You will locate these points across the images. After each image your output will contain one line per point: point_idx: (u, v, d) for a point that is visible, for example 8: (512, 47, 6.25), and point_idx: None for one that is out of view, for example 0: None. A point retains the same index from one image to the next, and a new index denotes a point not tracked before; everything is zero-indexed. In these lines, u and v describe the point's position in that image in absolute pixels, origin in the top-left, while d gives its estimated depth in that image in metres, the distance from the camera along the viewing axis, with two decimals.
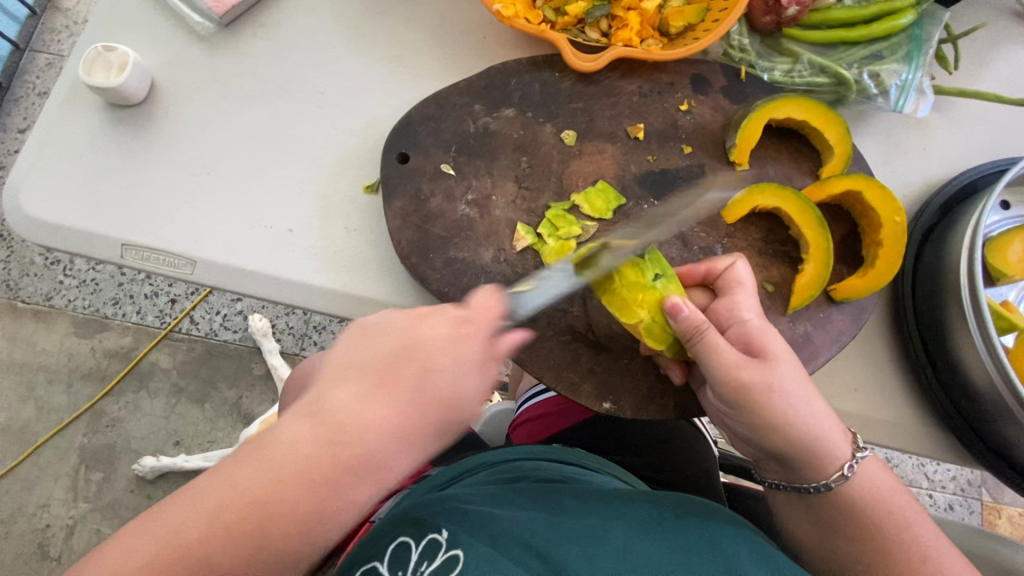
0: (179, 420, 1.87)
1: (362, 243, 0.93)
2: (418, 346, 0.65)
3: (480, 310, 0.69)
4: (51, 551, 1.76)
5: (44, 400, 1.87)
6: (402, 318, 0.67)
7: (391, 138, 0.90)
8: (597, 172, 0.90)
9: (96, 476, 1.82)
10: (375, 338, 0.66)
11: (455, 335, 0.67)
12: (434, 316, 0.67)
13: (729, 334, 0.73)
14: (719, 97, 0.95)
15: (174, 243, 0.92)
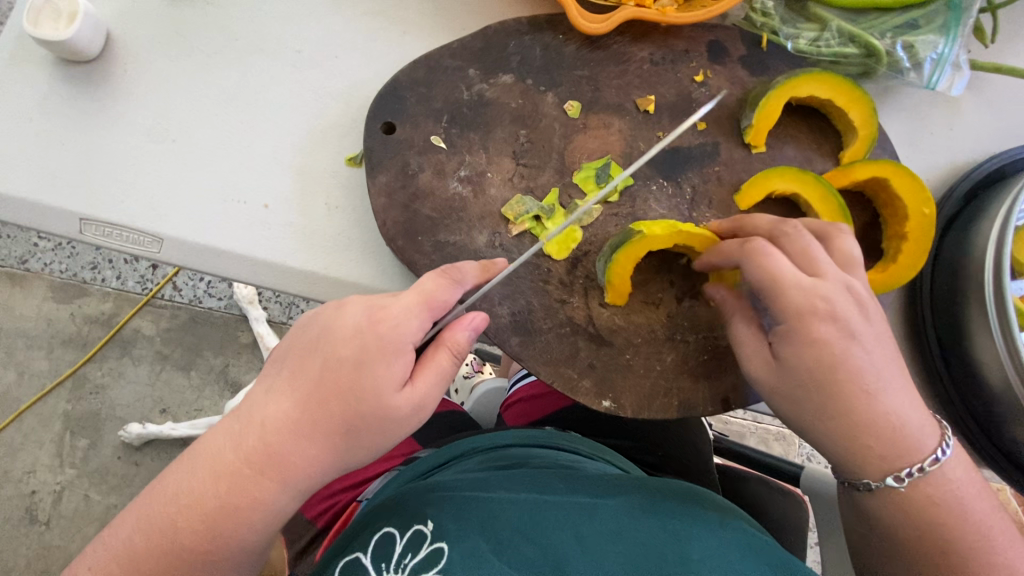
0: (165, 387, 1.82)
1: (345, 222, 0.86)
2: (328, 338, 0.60)
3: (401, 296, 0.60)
4: (40, 515, 1.74)
5: (24, 366, 1.81)
6: (325, 307, 0.62)
7: (375, 106, 0.81)
8: (602, 149, 0.83)
9: (82, 442, 1.79)
10: (297, 331, 0.63)
11: (363, 322, 0.59)
12: (352, 302, 0.61)
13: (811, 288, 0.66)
14: (738, 68, 0.87)
15: (137, 218, 0.84)
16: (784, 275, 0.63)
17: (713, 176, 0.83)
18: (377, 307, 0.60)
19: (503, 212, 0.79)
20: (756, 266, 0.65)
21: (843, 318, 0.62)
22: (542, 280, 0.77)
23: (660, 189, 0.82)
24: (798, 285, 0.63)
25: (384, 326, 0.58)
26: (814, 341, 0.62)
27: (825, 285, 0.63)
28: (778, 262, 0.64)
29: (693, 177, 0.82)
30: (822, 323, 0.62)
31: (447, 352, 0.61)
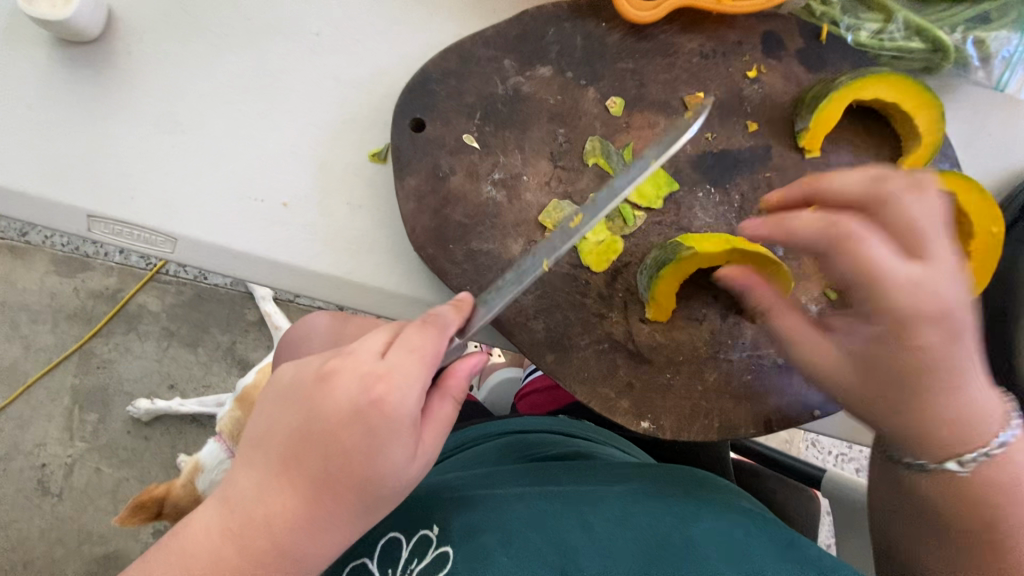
0: (172, 363, 1.79)
1: (368, 224, 0.82)
2: (320, 417, 0.55)
3: (397, 366, 0.54)
4: (52, 487, 1.76)
5: (31, 340, 1.79)
6: (307, 381, 0.56)
7: (402, 100, 0.75)
8: (647, 151, 0.77)
9: (91, 417, 1.78)
10: (280, 403, 0.57)
11: (362, 401, 0.53)
12: (341, 371, 0.55)
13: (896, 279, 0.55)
14: (795, 63, 0.80)
15: (149, 215, 0.80)
16: (888, 266, 0.55)
17: (764, 183, 0.77)
18: (374, 383, 0.54)
19: (540, 220, 0.74)
20: (850, 252, 0.57)
21: (952, 314, 0.54)
22: (580, 293, 0.73)
23: (707, 197, 0.76)
24: (900, 267, 0.55)
25: (385, 405, 0.53)
26: (919, 347, 0.55)
27: (931, 272, 0.54)
28: (868, 248, 0.56)
29: (742, 184, 0.77)
30: (927, 323, 0.54)
31: (451, 399, 0.59)
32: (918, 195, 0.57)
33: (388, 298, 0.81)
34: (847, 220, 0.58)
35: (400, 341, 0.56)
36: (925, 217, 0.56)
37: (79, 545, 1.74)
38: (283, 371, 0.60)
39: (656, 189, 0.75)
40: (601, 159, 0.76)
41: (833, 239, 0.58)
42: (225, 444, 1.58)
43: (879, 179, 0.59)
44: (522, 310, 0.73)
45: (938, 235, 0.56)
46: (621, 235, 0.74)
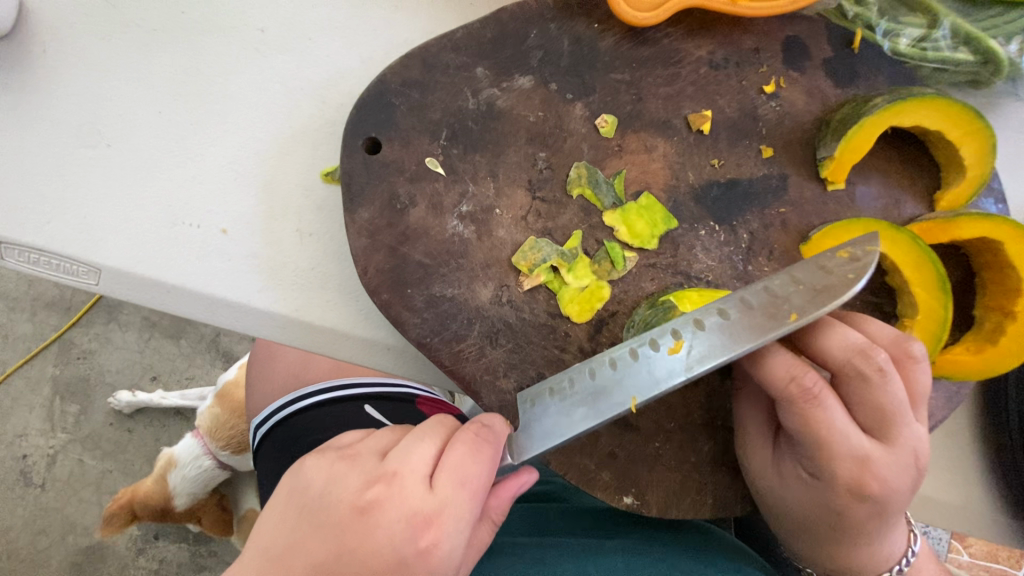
0: (155, 355, 1.50)
1: (318, 254, 0.71)
2: (357, 559, 0.43)
3: (450, 504, 0.45)
4: (35, 479, 1.45)
5: (6, 329, 1.48)
6: (341, 509, 0.44)
7: (354, 116, 0.64)
8: (642, 179, 0.66)
9: (73, 409, 1.47)
10: (306, 522, 0.45)
11: (407, 548, 0.43)
12: (386, 501, 0.44)
13: (848, 449, 0.53)
14: (819, 76, 0.68)
15: (69, 243, 0.69)
16: (837, 441, 0.52)
17: (776, 221, 0.66)
18: (421, 526, 0.44)
19: (514, 261, 0.63)
20: (800, 415, 0.52)
21: (886, 496, 0.54)
22: (558, 348, 0.63)
23: (709, 236, 0.65)
24: (852, 444, 0.52)
25: (432, 555, 0.43)
26: (843, 513, 0.55)
27: (886, 454, 0.53)
28: (827, 419, 0.52)
29: (751, 221, 0.66)
30: (862, 502, 0.54)
31: (487, 524, 0.50)
32: (898, 377, 0.52)
33: (342, 342, 0.70)
34: (814, 377, 0.52)
35: (451, 465, 0.46)
36: (897, 400, 0.52)
37: (65, 538, 1.44)
38: (312, 473, 0.47)
39: (650, 225, 0.64)
40: (588, 189, 0.65)
41: (792, 396, 0.52)
42: (202, 442, 1.29)
43: (868, 346, 0.52)
44: (491, 367, 0.63)
45: (904, 421, 0.53)
46: (608, 279, 0.64)
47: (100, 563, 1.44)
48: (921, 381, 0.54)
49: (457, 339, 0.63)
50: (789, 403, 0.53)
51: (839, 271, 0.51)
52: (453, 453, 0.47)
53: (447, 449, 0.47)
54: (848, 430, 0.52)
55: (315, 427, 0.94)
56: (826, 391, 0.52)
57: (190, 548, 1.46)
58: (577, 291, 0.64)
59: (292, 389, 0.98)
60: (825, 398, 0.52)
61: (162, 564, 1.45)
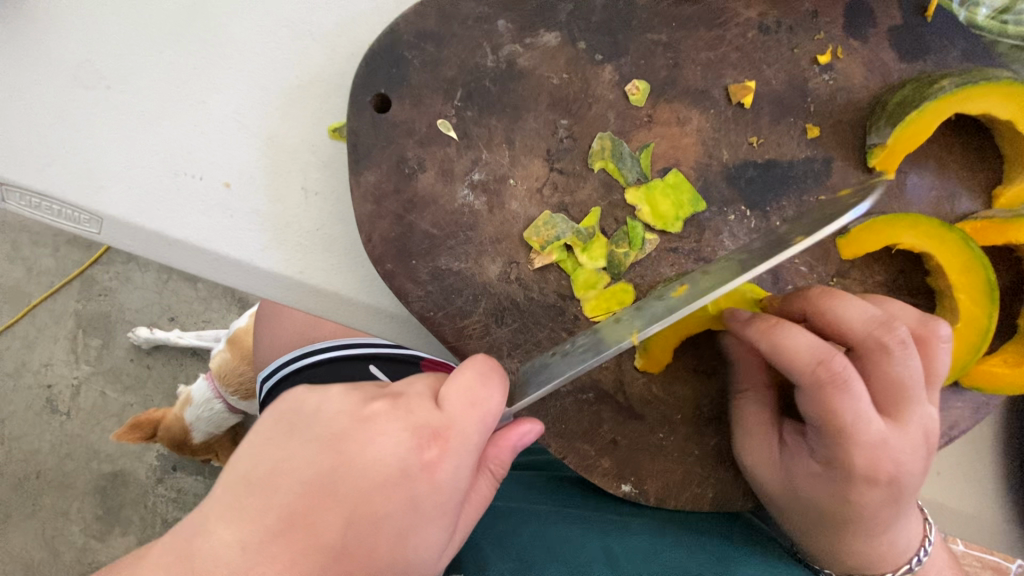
0: (172, 295, 1.51)
1: (323, 213, 0.68)
2: (352, 476, 0.36)
3: (466, 414, 0.39)
4: (60, 406, 1.50)
5: (31, 262, 1.50)
6: (340, 418, 0.38)
7: (363, 69, 0.59)
8: (672, 154, 0.60)
9: (94, 342, 1.50)
10: (295, 438, 0.38)
11: (409, 460, 0.38)
12: (385, 414, 0.38)
13: (868, 433, 0.50)
14: (882, 48, 0.61)
15: (70, 188, 0.67)
16: (861, 424, 0.50)
17: (814, 209, 0.61)
18: (428, 437, 0.38)
19: (525, 237, 0.59)
20: (823, 403, 0.50)
21: (899, 481, 0.52)
22: (566, 331, 0.60)
23: (739, 221, 0.60)
24: (874, 425, 0.50)
25: (437, 472, 0.38)
26: (861, 502, 0.53)
27: (900, 436, 0.52)
28: (851, 407, 0.50)
29: (787, 208, 0.61)
30: (877, 489, 0.52)
31: (487, 477, 0.43)
32: (914, 354, 0.51)
33: (345, 307, 0.68)
34: (842, 360, 0.50)
35: (462, 386, 0.40)
36: (915, 376, 0.51)
37: (88, 464, 1.49)
38: (302, 395, 0.40)
39: (675, 206, 0.60)
40: (610, 163, 0.60)
41: (819, 382, 0.50)
42: (214, 385, 1.30)
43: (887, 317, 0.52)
44: (495, 346, 0.60)
45: (919, 399, 0.52)
46: (630, 280, 0.60)
47: (122, 490, 1.49)
48: (942, 360, 0.54)
49: (461, 315, 0.60)
50: (815, 388, 0.50)
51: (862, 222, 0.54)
52: (464, 371, 0.41)
53: (456, 369, 0.41)
54: (868, 414, 0.50)
55: (320, 386, 0.93)
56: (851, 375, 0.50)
57: (205, 481, 1.50)
58: (595, 284, 0.60)
59: (299, 345, 0.97)
60: (847, 382, 0.49)
61: (180, 495, 1.50)
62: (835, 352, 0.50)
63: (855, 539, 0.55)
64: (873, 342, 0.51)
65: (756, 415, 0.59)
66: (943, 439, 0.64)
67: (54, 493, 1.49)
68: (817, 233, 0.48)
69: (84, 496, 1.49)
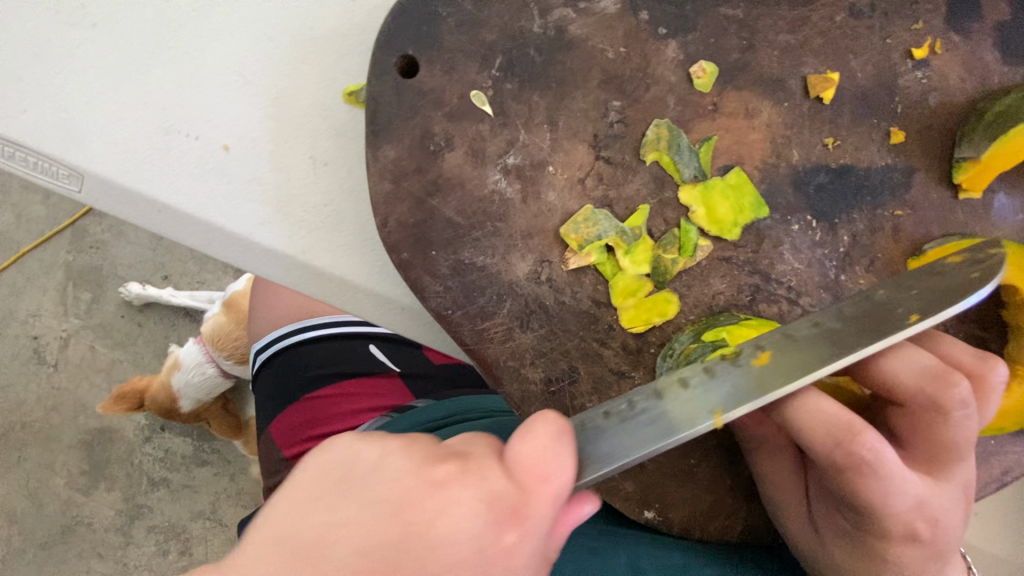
0: (166, 254, 1.43)
1: (332, 188, 0.60)
2: (418, 553, 0.32)
3: (538, 499, 0.33)
4: (48, 357, 1.44)
5: (21, 207, 1.42)
6: (407, 483, 0.33)
7: (390, 25, 0.51)
8: (735, 151, 0.53)
9: (85, 296, 1.43)
10: (356, 500, 0.33)
11: (480, 539, 0.32)
12: (453, 483, 0.33)
13: (898, 507, 0.41)
14: (986, 45, 0.53)
15: (50, 139, 0.59)
16: (894, 499, 0.41)
17: (888, 225, 0.53)
18: (504, 518, 0.32)
19: (562, 233, 0.52)
20: (843, 483, 0.41)
21: (939, 539, 0.45)
22: (598, 342, 0.54)
23: (803, 233, 0.53)
24: (909, 497, 0.41)
25: (510, 559, 0.32)
26: (891, 559, 0.45)
27: (940, 496, 0.43)
28: (881, 488, 0.40)
29: (858, 221, 0.53)
30: (912, 548, 0.44)
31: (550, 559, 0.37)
32: (975, 413, 0.40)
33: (351, 295, 0.60)
34: (872, 438, 0.39)
35: (531, 455, 0.34)
36: (966, 437, 0.41)
37: (75, 419, 1.44)
38: (358, 451, 0.35)
39: (735, 210, 0.52)
40: (665, 156, 0.52)
41: (838, 466, 0.40)
42: (205, 349, 1.24)
43: (942, 371, 0.40)
44: (517, 352, 0.54)
45: (966, 453, 0.42)
46: (675, 289, 0.53)
47: (108, 447, 1.44)
48: (994, 406, 0.43)
49: (481, 316, 0.53)
50: (836, 472, 0.41)
51: (958, 273, 0.42)
52: (533, 436, 0.35)
53: (522, 433, 0.35)
54: (903, 487, 0.40)
55: (316, 361, 0.89)
56: (884, 453, 0.39)
57: (195, 443, 1.44)
58: (637, 292, 0.53)
59: (297, 318, 0.90)
60: (878, 461, 0.39)
61: (167, 455, 1.44)
62: (863, 427, 0.39)
63: None
64: (916, 401, 0.41)
65: (776, 469, 0.52)
66: (995, 486, 0.58)
67: (39, 445, 1.44)
68: (936, 317, 0.39)
69: (70, 450, 1.44)
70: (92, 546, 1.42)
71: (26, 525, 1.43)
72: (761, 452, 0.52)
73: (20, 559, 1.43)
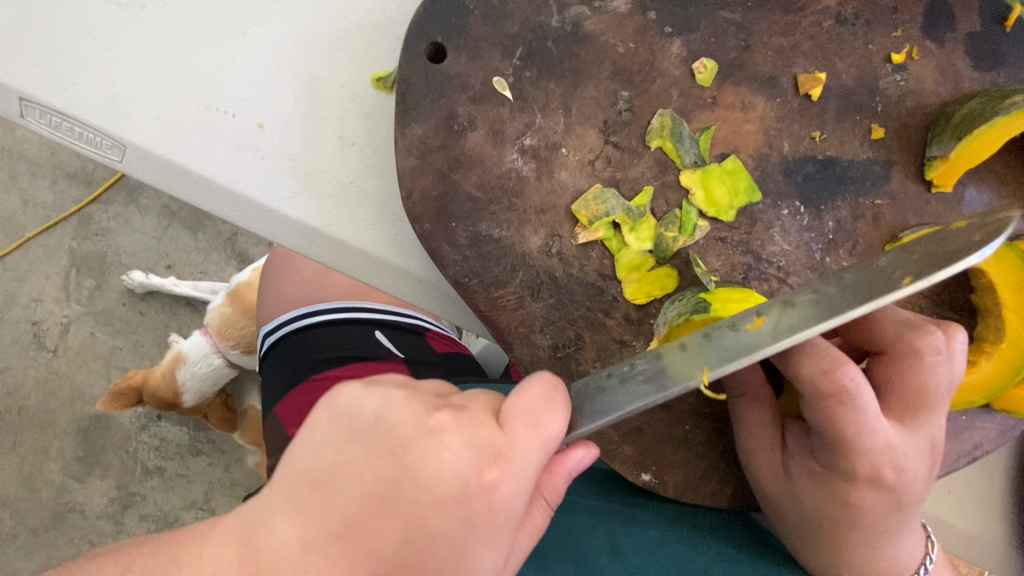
0: (170, 243, 1.46)
1: (358, 165, 0.65)
2: (410, 484, 0.37)
3: (522, 443, 0.38)
4: (47, 342, 1.46)
5: (28, 194, 1.45)
6: (402, 426, 0.38)
7: (421, 14, 0.56)
8: (731, 140, 0.58)
9: (88, 283, 1.46)
10: (360, 441, 0.38)
11: (470, 478, 0.37)
12: (448, 428, 0.38)
13: (868, 442, 0.49)
14: (958, 52, 0.58)
15: (94, 111, 0.63)
16: (863, 434, 0.49)
17: (869, 212, 0.58)
18: (491, 460, 0.38)
19: (573, 209, 0.57)
20: (825, 412, 0.48)
21: (900, 487, 0.52)
22: (603, 312, 0.58)
23: (792, 217, 0.58)
24: (877, 436, 0.49)
25: (495, 493, 0.38)
26: (854, 502, 0.52)
27: (903, 443, 0.51)
28: (856, 417, 0.48)
29: (841, 209, 0.58)
30: (873, 491, 0.51)
31: (541, 504, 0.44)
32: (948, 362, 0.50)
33: (372, 266, 0.65)
34: (854, 370, 0.47)
35: (524, 408, 0.39)
36: (937, 385, 0.50)
37: (72, 404, 1.46)
38: (360, 396, 0.40)
39: (730, 194, 0.57)
40: (669, 142, 0.57)
41: (823, 394, 0.48)
42: (211, 339, 1.28)
43: (920, 325, 0.51)
44: (528, 320, 0.58)
45: (935, 405, 0.51)
46: (675, 265, 0.58)
47: (104, 432, 1.46)
48: (959, 367, 0.51)
49: (496, 284, 0.58)
50: (816, 401, 0.49)
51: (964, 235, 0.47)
52: (526, 393, 0.40)
53: (517, 391, 0.41)
54: (874, 421, 0.48)
55: (322, 344, 0.93)
56: (863, 385, 0.47)
57: (190, 432, 1.47)
58: (640, 267, 0.58)
59: (307, 303, 0.95)
60: (857, 390, 0.47)
61: (163, 443, 1.47)
62: (848, 363, 0.47)
63: (860, 541, 0.54)
64: (897, 347, 0.50)
65: (754, 418, 0.58)
66: (965, 458, 0.63)
67: (35, 430, 1.45)
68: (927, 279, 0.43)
69: (65, 435, 1.46)
70: (84, 532, 1.44)
71: (18, 510, 1.44)
72: (744, 401, 0.58)
73: (10, 544, 1.44)
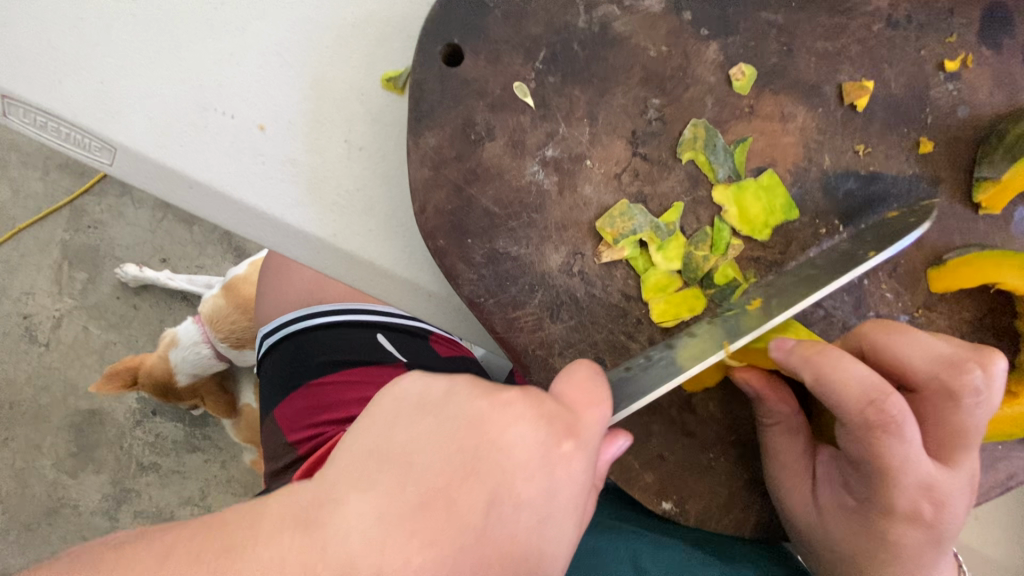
0: (166, 238, 1.41)
1: (366, 172, 0.60)
2: (491, 458, 0.31)
3: (589, 410, 0.36)
4: (39, 336, 1.42)
5: (18, 183, 1.40)
6: (475, 400, 0.33)
7: (437, 12, 0.51)
8: (768, 153, 0.54)
9: (80, 276, 1.41)
10: (427, 416, 0.33)
11: (548, 449, 0.33)
12: (521, 398, 0.34)
13: (908, 478, 0.46)
14: (1014, 62, 0.54)
15: (81, 110, 0.58)
16: (905, 469, 0.45)
17: None
18: (564, 429, 0.34)
19: (597, 226, 0.53)
20: (867, 443, 0.45)
21: (941, 525, 0.49)
22: (626, 335, 0.54)
23: (831, 236, 0.54)
24: (919, 472, 0.46)
25: (570, 466, 0.33)
26: (893, 541, 0.49)
27: (946, 478, 0.47)
28: (897, 454, 0.45)
29: None
30: (913, 529, 0.48)
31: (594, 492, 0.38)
32: (989, 402, 0.46)
33: (379, 280, 0.60)
34: (899, 400, 0.44)
35: (578, 388, 0.37)
36: (976, 423, 0.46)
37: (65, 400, 1.42)
38: (424, 382, 0.35)
39: (765, 210, 0.53)
40: (701, 155, 0.53)
41: (871, 424, 0.44)
42: (204, 329, 1.23)
43: (954, 359, 0.46)
44: (546, 342, 0.54)
45: (974, 442, 0.47)
46: (704, 289, 0.55)
47: (98, 429, 1.42)
48: (996, 400, 0.46)
49: (513, 305, 0.54)
50: (861, 431, 0.45)
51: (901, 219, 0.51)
52: (575, 374, 0.38)
53: (565, 375, 0.38)
54: (913, 457, 0.45)
55: (325, 348, 0.88)
56: (910, 420, 0.44)
57: (186, 428, 1.42)
58: (667, 287, 0.54)
59: (307, 303, 0.90)
60: (901, 423, 0.44)
61: (157, 440, 1.42)
62: (892, 393, 0.44)
63: None
64: (931, 381, 0.47)
65: (789, 449, 0.54)
66: (1000, 488, 0.59)
67: (27, 425, 1.41)
68: (887, 250, 0.47)
69: (57, 432, 1.41)
70: (77, 529, 1.41)
71: (9, 505, 1.41)
72: (778, 429, 0.54)
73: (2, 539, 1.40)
